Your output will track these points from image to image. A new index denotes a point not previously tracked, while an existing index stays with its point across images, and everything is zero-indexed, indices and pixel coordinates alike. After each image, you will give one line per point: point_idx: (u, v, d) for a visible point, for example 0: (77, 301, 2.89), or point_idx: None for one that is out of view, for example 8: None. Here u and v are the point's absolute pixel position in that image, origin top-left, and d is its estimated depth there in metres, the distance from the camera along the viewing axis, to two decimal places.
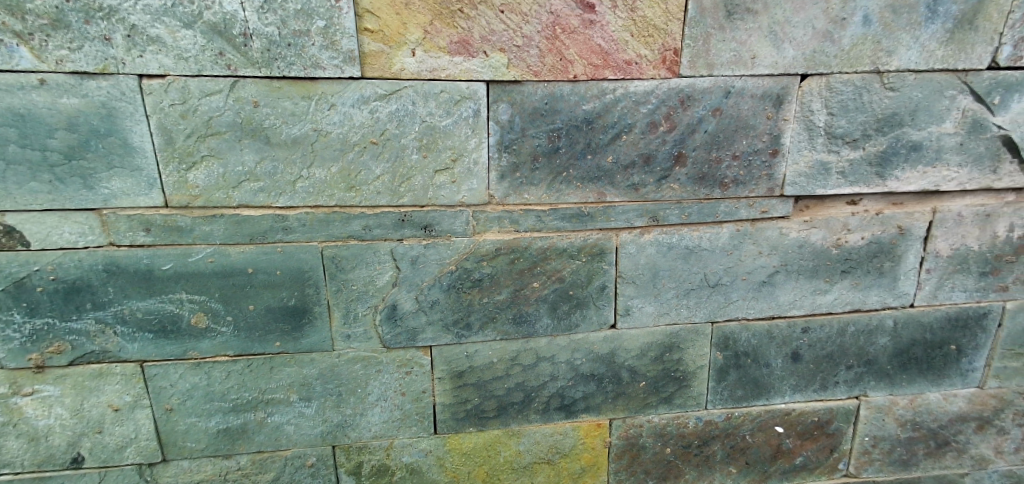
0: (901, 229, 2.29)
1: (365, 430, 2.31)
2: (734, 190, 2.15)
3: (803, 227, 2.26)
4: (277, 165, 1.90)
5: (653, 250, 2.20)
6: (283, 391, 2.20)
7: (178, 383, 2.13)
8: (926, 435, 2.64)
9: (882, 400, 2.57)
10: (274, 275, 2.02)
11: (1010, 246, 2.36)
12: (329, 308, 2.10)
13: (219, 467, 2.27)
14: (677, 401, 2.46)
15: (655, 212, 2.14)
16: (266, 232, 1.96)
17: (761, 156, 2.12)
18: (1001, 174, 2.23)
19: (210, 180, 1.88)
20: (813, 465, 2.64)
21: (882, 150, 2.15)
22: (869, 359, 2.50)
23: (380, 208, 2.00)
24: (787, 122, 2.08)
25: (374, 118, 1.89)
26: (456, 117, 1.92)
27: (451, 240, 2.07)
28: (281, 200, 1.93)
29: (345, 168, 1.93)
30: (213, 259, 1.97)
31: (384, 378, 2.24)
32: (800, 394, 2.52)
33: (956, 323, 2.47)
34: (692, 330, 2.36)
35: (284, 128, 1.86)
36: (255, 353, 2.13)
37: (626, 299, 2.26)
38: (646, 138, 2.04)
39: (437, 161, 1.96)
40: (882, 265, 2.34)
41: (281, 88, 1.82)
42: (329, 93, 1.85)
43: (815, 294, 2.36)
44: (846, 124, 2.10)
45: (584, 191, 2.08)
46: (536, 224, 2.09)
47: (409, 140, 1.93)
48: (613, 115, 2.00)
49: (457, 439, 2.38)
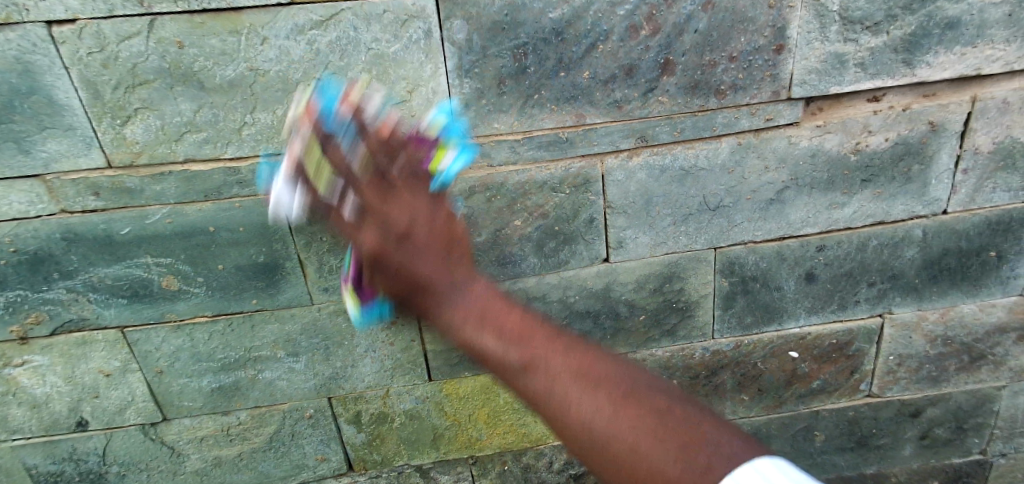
0: (933, 124, 2.02)
1: (359, 381, 2.26)
2: (732, 97, 1.90)
3: (815, 134, 2.01)
4: (217, 113, 1.75)
5: (644, 174, 2.00)
6: (269, 348, 2.15)
7: (163, 346, 2.10)
8: (959, 349, 2.47)
9: (909, 316, 2.39)
10: (239, 233, 1.92)
11: None
12: (302, 262, 2.01)
13: (219, 423, 2.28)
14: (682, 332, 2.33)
15: (643, 131, 1.92)
16: (221, 187, 1.84)
17: (762, 56, 1.85)
18: None
19: (149, 134, 1.75)
20: (832, 387, 2.53)
21: (910, 33, 1.85)
22: (894, 274, 2.29)
23: None
24: (794, 9, 1.79)
25: (314, 50, 1.71)
26: (405, 41, 1.72)
27: None
28: (230, 150, 1.80)
29: (293, 110, 1.77)
30: (171, 219, 1.87)
31: (370, 329, 2.16)
32: (816, 316, 2.36)
33: (996, 227, 2.23)
34: (694, 257, 2.18)
35: (218, 70, 1.70)
36: (234, 312, 2.06)
37: (619, 230, 2.09)
38: (627, 45, 1.80)
39: (391, 93, 1.79)
40: (909, 169, 2.09)
41: (204, 23, 1.65)
42: (259, 24, 1.66)
43: (831, 208, 2.13)
44: (865, 6, 1.80)
45: (560, 115, 1.87)
46: (510, 156, 1.92)
47: (357, 72, 1.75)
48: (585, 22, 1.75)
49: (453, 384, 2.32)
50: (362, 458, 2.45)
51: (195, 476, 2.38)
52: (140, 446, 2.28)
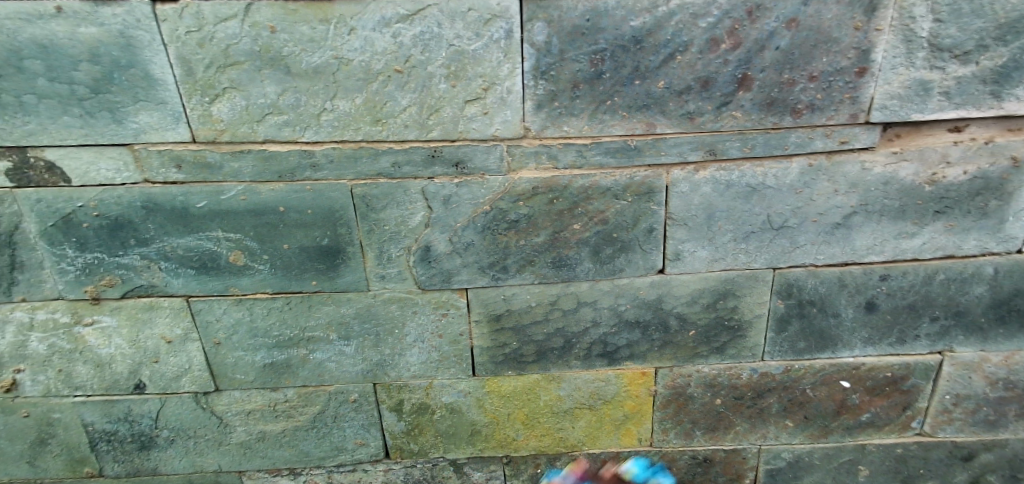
0: (1016, 160, 1.94)
1: (404, 370, 2.30)
2: (809, 117, 1.87)
3: (890, 160, 1.96)
4: (299, 97, 1.81)
5: (709, 188, 1.98)
6: (322, 330, 2.20)
7: (224, 318, 2.17)
8: (1021, 395, 2.37)
9: (971, 356, 2.30)
10: (306, 215, 1.98)
11: None
12: (362, 248, 2.05)
13: (268, 398, 2.34)
14: (730, 351, 2.30)
15: (713, 145, 1.91)
16: (295, 170, 1.90)
17: (844, 77, 1.81)
18: None
19: (234, 114, 1.82)
20: (882, 422, 2.45)
21: (1002, 64, 1.78)
22: (959, 311, 2.21)
23: (409, 142, 1.88)
24: (880, 32, 1.75)
25: (397, 43, 1.75)
26: (486, 39, 1.75)
27: (485, 178, 1.94)
28: (307, 135, 1.85)
29: (370, 99, 1.81)
30: (245, 196, 1.94)
31: (421, 320, 2.20)
32: (872, 348, 2.29)
33: None
34: (751, 276, 2.15)
35: (304, 56, 1.75)
36: (293, 291, 2.12)
37: (677, 242, 2.07)
38: (706, 57, 1.78)
39: (467, 90, 1.81)
40: (986, 204, 2.01)
41: (297, 10, 1.70)
42: (348, 15, 1.71)
43: (900, 237, 2.07)
44: (956, 33, 1.74)
45: (630, 122, 1.87)
46: (576, 160, 1.93)
47: (436, 67, 1.78)
48: (666, 32, 1.75)
49: (496, 382, 2.34)
50: (399, 447, 2.48)
51: (239, 449, 2.45)
52: (191, 413, 2.36)
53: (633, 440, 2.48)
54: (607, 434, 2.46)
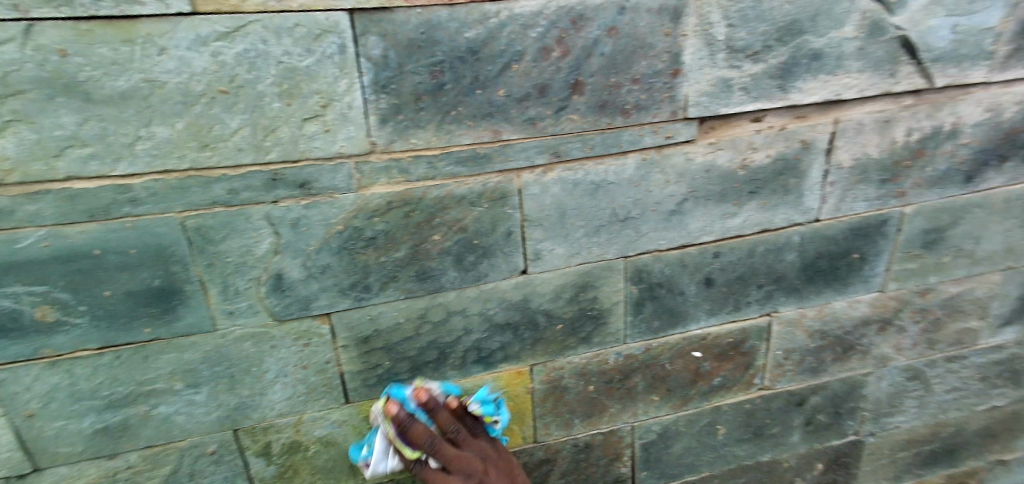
0: (805, 143, 2.27)
1: (269, 410, 2.14)
2: (637, 117, 2.03)
3: (709, 150, 2.19)
4: (106, 126, 1.61)
5: (558, 188, 2.08)
6: (165, 381, 1.97)
7: (36, 386, 1.87)
8: (833, 342, 2.78)
9: (791, 314, 2.65)
10: (130, 256, 1.77)
11: (909, 151, 2.39)
12: (204, 286, 1.87)
13: (104, 468, 2.05)
14: (596, 339, 2.43)
15: (557, 147, 2.00)
16: (109, 207, 1.69)
17: (662, 79, 2.00)
18: (900, 77, 2.21)
19: (23, 150, 1.58)
20: (730, 383, 2.74)
21: (783, 62, 2.07)
22: (778, 276, 2.54)
23: (246, 167, 1.76)
24: (687, 38, 1.95)
25: (219, 62, 1.62)
26: (319, 55, 1.68)
27: (335, 197, 1.87)
28: (121, 167, 1.66)
29: (194, 124, 1.66)
30: (48, 243, 1.69)
31: (281, 353, 2.06)
32: (715, 318, 2.55)
33: (858, 233, 2.53)
34: (605, 267, 2.29)
35: (107, 80, 1.57)
36: (123, 344, 1.88)
37: (535, 242, 2.15)
38: (539, 65, 1.87)
39: (304, 108, 1.73)
40: (788, 183, 2.33)
41: (91, 30, 1.52)
42: (156, 34, 1.56)
43: (724, 218, 2.33)
44: (746, 36, 1.99)
45: (477, 131, 1.91)
46: (428, 171, 1.92)
47: (267, 86, 1.68)
48: (499, 42, 1.81)
49: (372, 405, 2.25)
50: None
51: None
52: None
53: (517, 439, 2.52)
54: None
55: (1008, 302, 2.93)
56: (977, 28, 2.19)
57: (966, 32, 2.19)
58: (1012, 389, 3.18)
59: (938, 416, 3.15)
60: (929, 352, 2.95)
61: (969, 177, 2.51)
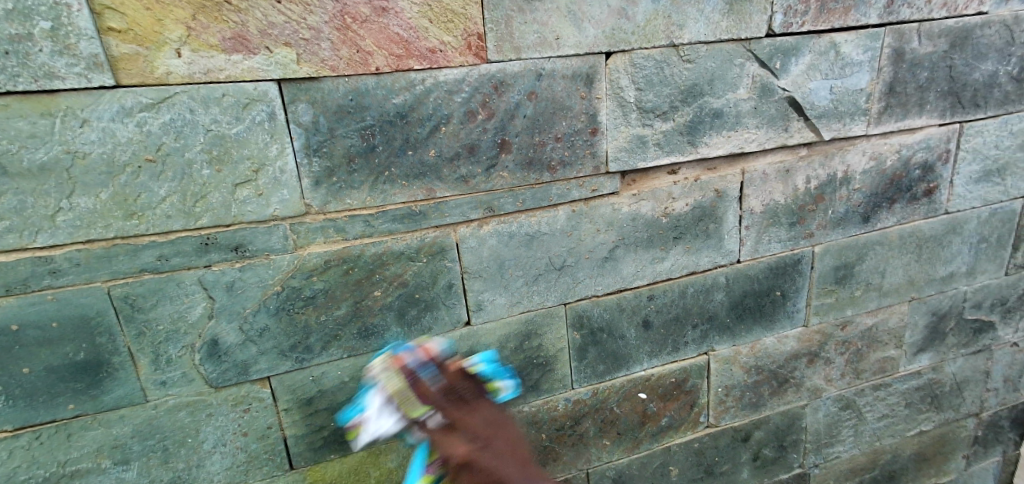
0: (718, 191, 2.45)
1: (206, 483, 2.05)
2: (562, 172, 2.16)
3: (632, 201, 2.33)
4: (23, 199, 1.60)
5: (494, 240, 2.16)
6: (89, 459, 1.88)
7: None
8: (769, 376, 2.90)
9: (727, 352, 2.77)
10: (50, 329, 1.72)
11: (810, 196, 2.61)
12: (132, 356, 1.83)
13: None
14: (544, 386, 2.47)
15: (489, 203, 2.10)
16: (27, 280, 1.66)
17: (582, 136, 2.14)
18: (792, 131, 2.43)
19: None
20: (678, 422, 2.80)
21: (688, 120, 2.25)
22: (710, 316, 2.67)
23: (175, 233, 1.76)
24: (600, 100, 2.11)
25: (144, 132, 1.65)
26: (247, 122, 1.74)
27: (270, 258, 1.88)
28: (40, 239, 1.64)
29: (119, 193, 1.67)
30: None
31: (218, 421, 2.00)
32: (656, 359, 2.64)
33: (778, 271, 2.70)
34: (546, 314, 2.36)
35: (25, 153, 1.57)
36: (41, 423, 1.79)
37: (476, 293, 2.21)
38: (466, 128, 1.98)
39: (235, 173, 1.77)
40: (707, 228, 2.49)
41: (8, 105, 1.53)
42: (77, 107, 1.59)
43: (654, 262, 2.46)
44: (654, 99, 2.18)
45: (411, 190, 1.98)
46: (365, 229, 1.97)
47: (195, 153, 1.72)
48: (427, 107, 1.91)
49: (318, 470, 2.20)
50: None
51: None
52: None
53: None
54: None
55: (920, 331, 3.15)
56: (851, 89, 2.45)
57: (842, 91, 2.44)
58: (937, 413, 3.38)
59: (874, 443, 3.29)
60: (856, 381, 3.12)
61: (867, 218, 2.75)
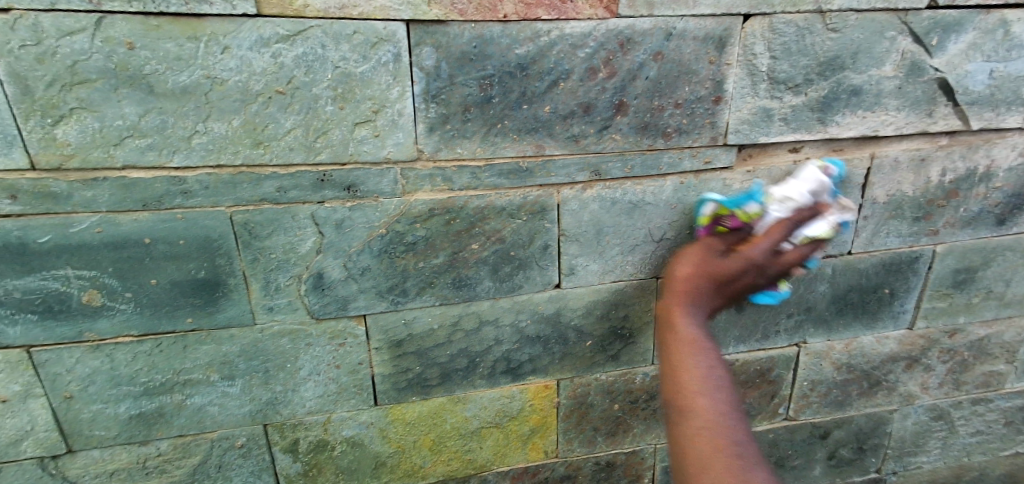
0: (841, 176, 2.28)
1: (299, 407, 2.16)
2: (677, 140, 2.06)
3: (745, 178, 2.21)
4: (165, 119, 1.67)
5: (597, 206, 2.11)
6: (201, 371, 2.01)
7: (75, 369, 1.91)
8: (860, 376, 2.74)
9: (820, 346, 2.63)
10: (178, 246, 1.82)
11: (942, 190, 2.38)
12: (246, 279, 1.92)
13: (135, 454, 2.09)
14: (624, 358, 2.43)
15: (597, 166, 2.03)
16: (162, 197, 1.75)
17: (703, 104, 2.02)
18: (936, 117, 2.20)
19: (84, 137, 1.65)
20: (755, 411, 2.71)
21: (823, 96, 2.08)
22: (808, 306, 2.53)
23: (296, 166, 1.81)
24: (730, 67, 1.98)
25: (278, 63, 1.68)
26: (373, 62, 1.74)
27: (379, 201, 1.91)
28: (176, 159, 1.72)
29: (249, 121, 1.72)
30: (100, 229, 1.75)
31: (315, 352, 2.09)
32: (743, 344, 2.54)
33: (890, 268, 2.51)
34: (638, 286, 2.30)
35: (170, 75, 1.64)
36: (163, 332, 1.93)
37: (571, 257, 2.17)
38: (586, 85, 1.91)
39: (356, 112, 1.78)
40: None
41: (160, 26, 1.59)
42: (220, 33, 1.62)
43: None
44: (788, 69, 2.02)
45: (521, 145, 1.94)
46: (471, 181, 1.96)
47: (322, 89, 1.73)
48: (549, 61, 1.85)
49: (400, 409, 2.27)
50: None
51: None
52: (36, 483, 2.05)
53: (540, 453, 2.53)
54: (514, 450, 2.49)
55: None
56: (1013, 75, 2.18)
57: (1002, 77, 2.18)
58: None
59: (962, 459, 3.08)
60: (954, 393, 2.89)
61: (1002, 220, 2.49)
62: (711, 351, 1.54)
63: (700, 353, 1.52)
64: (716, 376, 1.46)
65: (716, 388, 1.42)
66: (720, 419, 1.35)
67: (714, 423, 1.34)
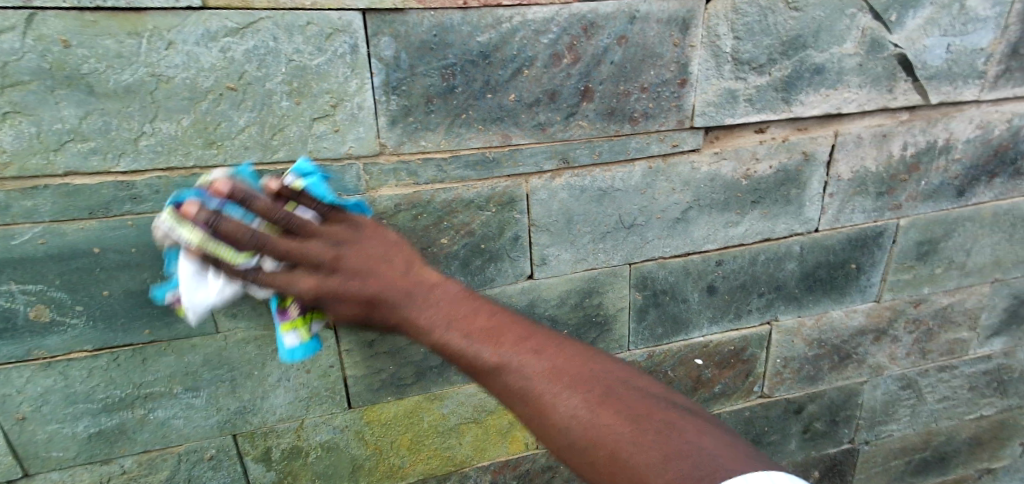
0: (806, 154, 2.29)
1: (270, 414, 2.09)
2: (644, 124, 2.04)
3: (713, 160, 2.20)
4: (108, 121, 1.58)
5: (566, 194, 2.08)
6: (163, 383, 1.93)
7: (27, 388, 1.81)
8: (830, 351, 2.79)
9: (791, 323, 2.66)
10: (130, 254, 1.73)
11: (904, 164, 2.42)
12: None
13: (97, 473, 2.00)
14: (600, 345, 2.42)
15: (565, 153, 2.00)
16: (110, 204, 1.66)
17: (669, 87, 2.00)
18: (896, 93, 2.23)
19: (20, 143, 1.55)
20: (730, 391, 2.74)
21: (787, 75, 2.09)
22: (779, 285, 2.55)
23: (252, 166, 1.73)
24: (694, 48, 1.97)
25: (227, 58, 1.60)
26: (329, 54, 1.67)
27: (342, 198, 1.84)
28: (123, 163, 1.62)
29: (200, 120, 1.64)
30: (44, 240, 1.65)
31: (284, 357, 2.02)
32: (717, 326, 2.56)
33: (856, 243, 2.55)
34: (611, 273, 2.28)
35: (111, 74, 1.54)
36: (120, 345, 1.84)
37: (542, 247, 2.14)
38: (550, 72, 1.87)
39: (313, 107, 1.71)
40: (789, 193, 2.34)
41: (96, 22, 1.49)
42: (163, 28, 1.54)
43: (727, 226, 2.33)
44: (752, 49, 2.01)
45: (487, 134, 1.90)
46: (437, 174, 1.90)
47: (276, 84, 1.66)
48: (511, 47, 1.80)
49: (375, 411, 2.22)
50: None
51: None
52: None
53: (520, 446, 2.51)
54: (494, 445, 2.47)
55: (997, 314, 2.97)
56: (969, 48, 2.22)
57: (959, 51, 2.22)
58: (999, 399, 3.22)
59: (929, 425, 3.17)
60: (920, 362, 2.97)
61: (961, 192, 2.55)
62: (558, 349, 1.27)
63: (547, 354, 1.25)
64: (571, 370, 1.23)
65: (579, 399, 1.18)
66: (637, 435, 1.14)
67: (591, 408, 1.17)
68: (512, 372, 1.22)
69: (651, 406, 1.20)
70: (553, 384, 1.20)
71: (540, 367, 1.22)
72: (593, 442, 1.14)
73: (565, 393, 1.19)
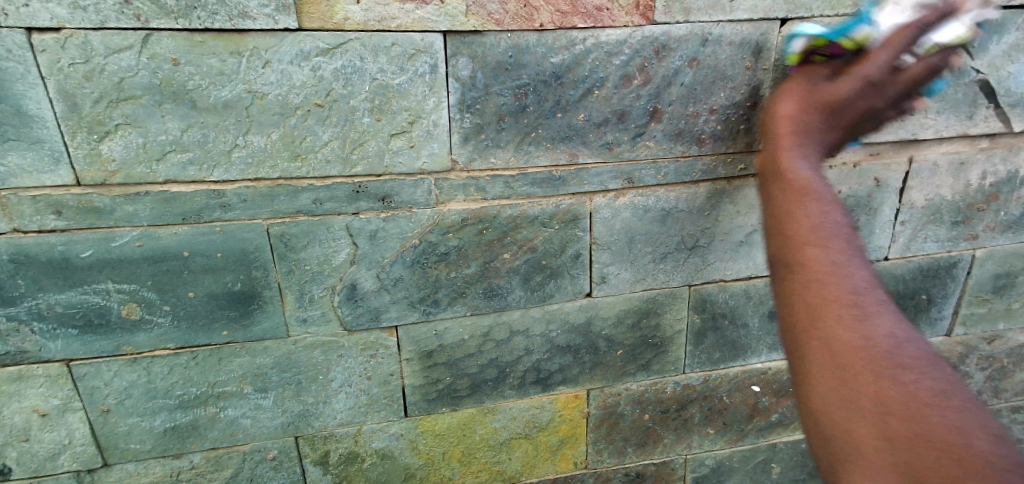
0: (877, 181, 2.23)
1: (330, 419, 2.15)
2: (712, 146, 2.03)
3: None
4: (206, 133, 1.68)
5: (629, 214, 2.08)
6: (235, 383, 2.01)
7: (113, 382, 1.92)
8: None
9: None
10: (215, 259, 1.82)
11: (981, 194, 2.32)
12: (281, 292, 1.92)
13: (169, 467, 2.09)
14: (656, 367, 2.39)
15: (630, 173, 2.01)
16: (201, 211, 1.75)
17: (739, 110, 1.99)
18: (976, 120, 2.16)
19: (128, 152, 1.66)
20: (788, 421, 2.64)
21: None
22: None
23: (332, 178, 1.80)
24: (766, 71, 1.95)
25: (317, 76, 1.68)
26: (410, 73, 1.73)
27: (412, 211, 1.90)
28: (216, 173, 1.72)
29: (287, 134, 1.72)
30: (141, 243, 1.76)
31: (348, 363, 2.08)
32: (777, 353, 2.49)
33: (927, 273, 2.45)
34: (671, 294, 2.26)
35: (212, 90, 1.64)
36: (200, 345, 1.93)
37: (602, 266, 2.15)
38: (620, 92, 1.88)
39: (392, 124, 1.78)
40: (858, 219, 2.28)
41: (204, 42, 1.60)
42: (262, 47, 1.63)
43: None
44: None
45: (554, 153, 1.92)
46: (504, 191, 1.94)
47: (359, 101, 1.73)
48: (583, 68, 1.83)
49: (430, 420, 2.26)
50: None
51: None
52: None
53: (569, 464, 2.50)
54: (543, 461, 2.46)
55: None
56: None
57: None
58: None
59: None
60: (993, 401, 2.81)
61: None
62: (880, 307, 1.11)
63: (850, 290, 1.13)
64: (885, 325, 1.08)
65: (909, 340, 1.07)
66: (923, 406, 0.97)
67: (883, 347, 1.05)
68: (827, 280, 1.16)
69: (936, 372, 1.04)
70: (848, 316, 1.10)
71: (878, 302, 1.12)
72: (865, 376, 1.03)
73: (859, 343, 1.06)
